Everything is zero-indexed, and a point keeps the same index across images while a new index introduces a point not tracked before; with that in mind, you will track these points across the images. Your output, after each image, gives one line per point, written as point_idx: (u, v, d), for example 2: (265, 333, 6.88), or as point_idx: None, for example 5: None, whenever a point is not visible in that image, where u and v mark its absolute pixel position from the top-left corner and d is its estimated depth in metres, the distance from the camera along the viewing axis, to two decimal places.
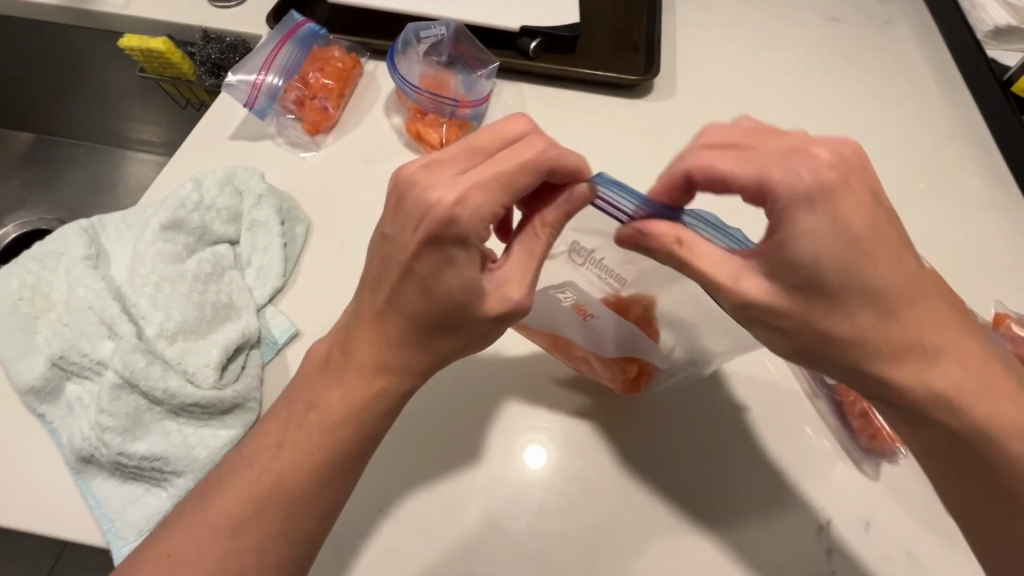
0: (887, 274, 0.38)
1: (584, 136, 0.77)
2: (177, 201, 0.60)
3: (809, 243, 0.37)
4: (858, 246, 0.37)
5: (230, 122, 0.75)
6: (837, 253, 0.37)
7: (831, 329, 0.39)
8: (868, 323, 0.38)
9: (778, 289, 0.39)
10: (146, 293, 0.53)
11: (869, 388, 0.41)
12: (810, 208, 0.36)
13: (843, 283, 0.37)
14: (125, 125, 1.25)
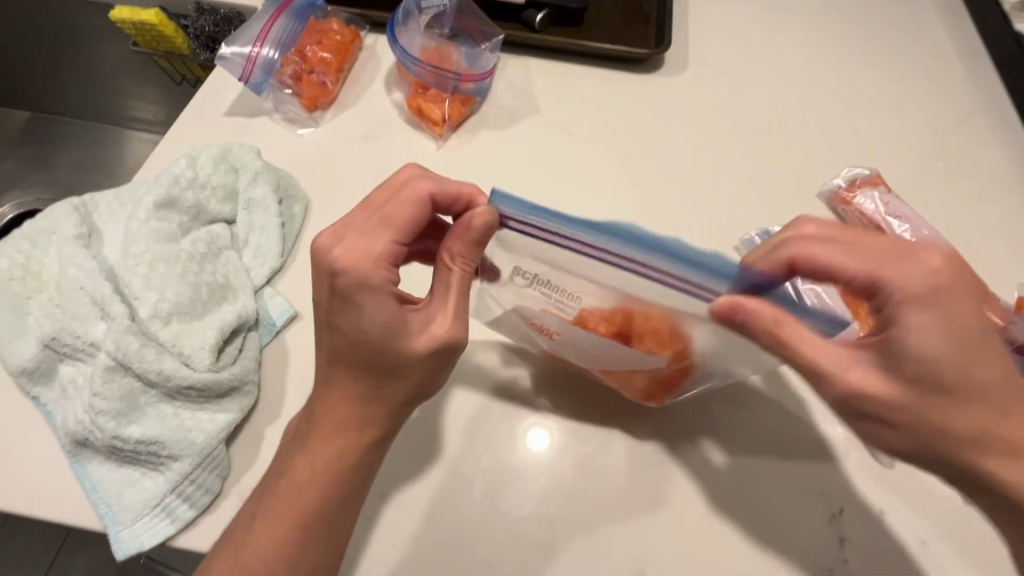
0: (984, 360, 0.38)
1: (593, 112, 0.75)
2: (170, 178, 0.58)
3: (919, 338, 0.37)
4: (967, 342, 0.38)
5: (226, 98, 0.73)
6: (942, 352, 0.37)
7: (927, 423, 0.39)
8: (977, 421, 0.38)
9: (892, 383, 0.39)
10: (140, 273, 0.51)
11: (974, 482, 0.40)
12: (923, 307, 0.38)
13: (957, 381, 0.38)
14: (121, 103, 1.22)
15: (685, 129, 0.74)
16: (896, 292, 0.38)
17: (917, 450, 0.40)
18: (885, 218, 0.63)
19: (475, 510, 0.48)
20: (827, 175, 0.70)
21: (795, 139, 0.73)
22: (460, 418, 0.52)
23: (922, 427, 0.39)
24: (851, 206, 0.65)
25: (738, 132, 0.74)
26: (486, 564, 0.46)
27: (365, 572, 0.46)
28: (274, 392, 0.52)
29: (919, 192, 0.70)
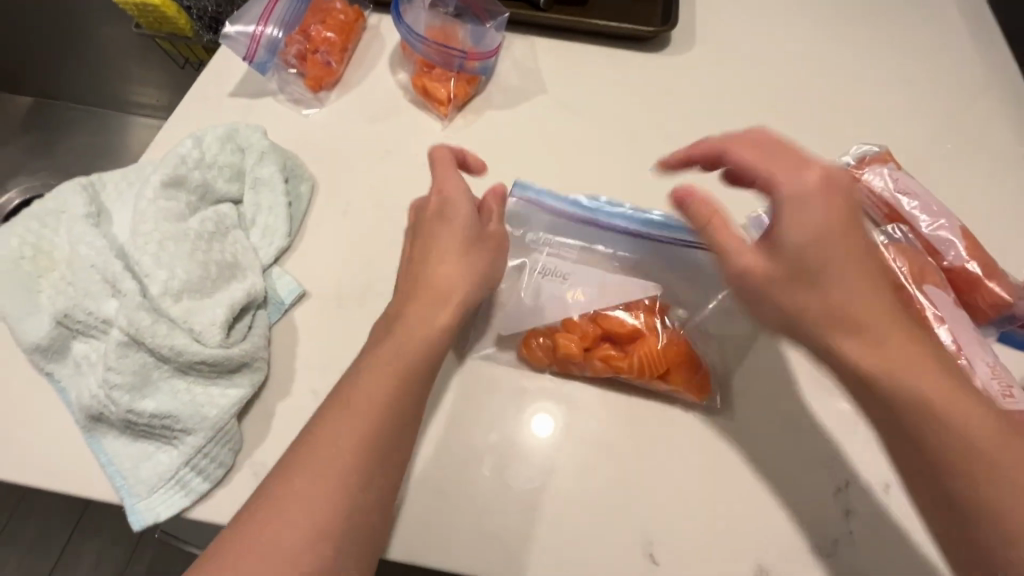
0: (878, 286, 0.41)
1: (599, 92, 0.74)
2: (177, 157, 0.58)
3: (807, 230, 0.41)
4: (848, 238, 0.41)
5: (230, 79, 0.73)
6: (817, 234, 0.41)
7: (864, 318, 0.40)
8: (845, 318, 0.40)
9: (771, 272, 0.42)
10: (149, 251, 0.51)
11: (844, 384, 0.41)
12: (803, 203, 0.41)
13: (821, 281, 0.40)
14: (124, 88, 1.22)
15: (692, 107, 0.73)
16: (774, 181, 0.43)
17: (874, 373, 0.39)
18: (895, 195, 0.62)
19: (483, 483, 0.49)
20: (835, 153, 0.69)
21: (803, 117, 0.73)
22: (467, 394, 0.53)
23: (840, 316, 0.40)
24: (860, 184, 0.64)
25: (746, 110, 0.73)
26: (495, 536, 0.47)
27: None
28: (283, 369, 0.53)
29: (928, 170, 0.69)
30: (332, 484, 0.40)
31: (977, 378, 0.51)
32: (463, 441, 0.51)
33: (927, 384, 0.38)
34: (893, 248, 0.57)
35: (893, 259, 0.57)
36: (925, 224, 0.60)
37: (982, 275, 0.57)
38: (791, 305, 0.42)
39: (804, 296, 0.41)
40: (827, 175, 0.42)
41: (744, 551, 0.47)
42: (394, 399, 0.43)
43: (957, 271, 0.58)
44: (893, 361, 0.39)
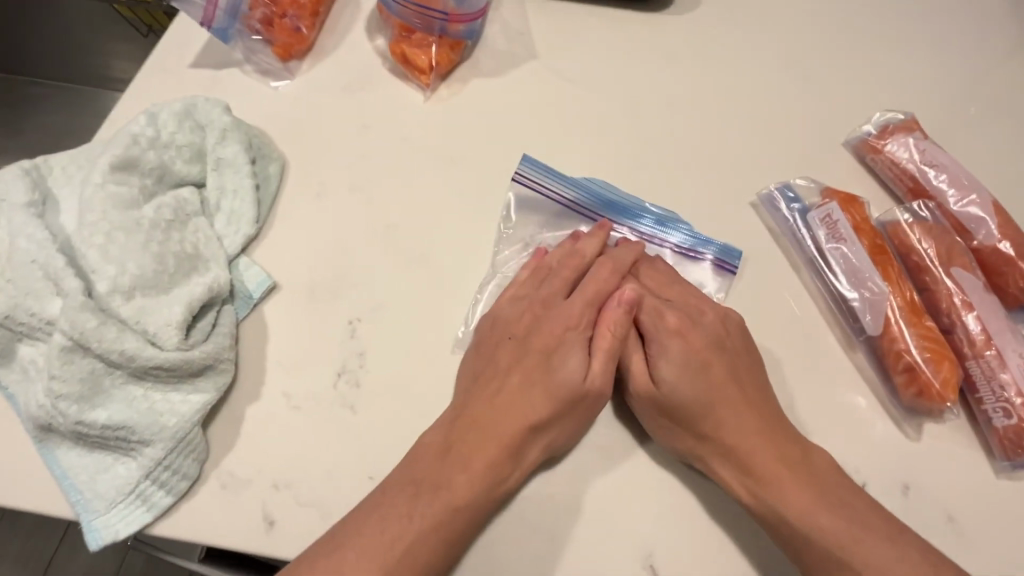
0: (743, 410, 0.45)
1: (595, 56, 0.67)
2: (128, 137, 0.52)
3: (683, 359, 0.47)
4: (718, 374, 0.46)
5: (191, 47, 0.66)
6: (703, 367, 0.46)
7: (731, 448, 0.44)
8: (722, 466, 0.44)
9: (655, 419, 0.46)
10: (97, 244, 0.47)
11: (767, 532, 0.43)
12: (661, 345, 0.47)
13: (699, 425, 0.45)
14: (93, 62, 1.15)
15: (698, 73, 0.66)
16: (659, 312, 0.49)
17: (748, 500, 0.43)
18: (920, 167, 0.57)
19: None
20: (855, 122, 0.63)
21: (820, 81, 0.66)
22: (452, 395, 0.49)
23: (712, 446, 0.44)
24: (881, 156, 0.59)
25: (757, 75, 0.66)
26: (482, 547, 0.44)
27: None
28: (253, 369, 0.49)
29: (956, 139, 0.63)
30: None
31: (1009, 371, 0.47)
32: None
33: (793, 512, 0.41)
34: (918, 228, 0.53)
35: (918, 240, 0.52)
36: (953, 199, 0.55)
37: (1015, 255, 0.52)
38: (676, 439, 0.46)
39: (690, 434, 0.45)
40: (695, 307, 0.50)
41: (751, 560, 0.44)
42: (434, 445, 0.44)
43: (987, 251, 0.53)
44: (756, 477, 0.43)
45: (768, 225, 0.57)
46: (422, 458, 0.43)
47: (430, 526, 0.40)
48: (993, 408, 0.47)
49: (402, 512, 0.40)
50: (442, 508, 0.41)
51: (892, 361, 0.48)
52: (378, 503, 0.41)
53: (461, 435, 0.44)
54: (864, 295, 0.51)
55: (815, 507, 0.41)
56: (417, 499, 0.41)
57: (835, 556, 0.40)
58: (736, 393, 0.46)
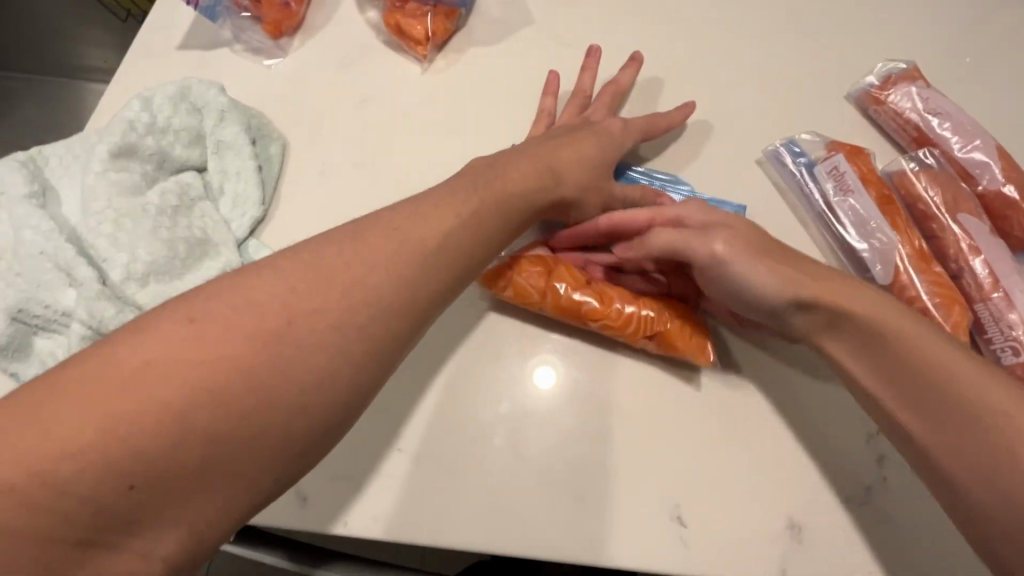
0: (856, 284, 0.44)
1: (590, 20, 0.66)
2: (125, 123, 0.51)
3: (724, 236, 0.47)
4: (769, 245, 0.47)
5: (177, 28, 0.64)
6: (745, 240, 0.46)
7: (821, 296, 0.43)
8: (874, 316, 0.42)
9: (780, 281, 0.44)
10: (104, 233, 0.47)
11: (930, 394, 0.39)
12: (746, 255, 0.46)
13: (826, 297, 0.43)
14: (73, 52, 1.11)
15: (697, 32, 0.65)
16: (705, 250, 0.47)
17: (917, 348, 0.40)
18: (924, 116, 0.57)
19: (499, 456, 0.46)
20: (856, 75, 0.63)
21: (819, 35, 0.66)
22: (473, 367, 0.49)
23: (799, 296, 0.44)
24: (884, 107, 0.59)
25: (756, 31, 0.66)
26: (514, 510, 0.45)
27: (388, 530, 0.44)
28: None
29: (955, 88, 0.63)
30: (202, 362, 0.31)
31: (1016, 311, 0.48)
32: (474, 417, 0.47)
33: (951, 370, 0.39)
34: (923, 176, 0.53)
35: (924, 188, 0.53)
36: (957, 146, 0.56)
37: (1018, 198, 0.52)
38: (765, 303, 0.46)
39: (777, 292, 0.44)
40: (686, 210, 0.49)
41: (774, 506, 0.45)
42: (349, 292, 0.36)
43: (991, 196, 0.54)
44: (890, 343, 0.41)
45: (775, 181, 0.57)
46: (296, 261, 0.36)
47: (323, 398, 0.34)
48: (1002, 346, 0.48)
49: (275, 360, 0.33)
50: (336, 359, 0.35)
51: (905, 306, 0.49)
52: (221, 296, 0.34)
53: (360, 242, 0.38)
54: (874, 245, 0.51)
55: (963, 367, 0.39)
56: (280, 301, 0.34)
57: (959, 401, 0.38)
58: (790, 253, 0.47)
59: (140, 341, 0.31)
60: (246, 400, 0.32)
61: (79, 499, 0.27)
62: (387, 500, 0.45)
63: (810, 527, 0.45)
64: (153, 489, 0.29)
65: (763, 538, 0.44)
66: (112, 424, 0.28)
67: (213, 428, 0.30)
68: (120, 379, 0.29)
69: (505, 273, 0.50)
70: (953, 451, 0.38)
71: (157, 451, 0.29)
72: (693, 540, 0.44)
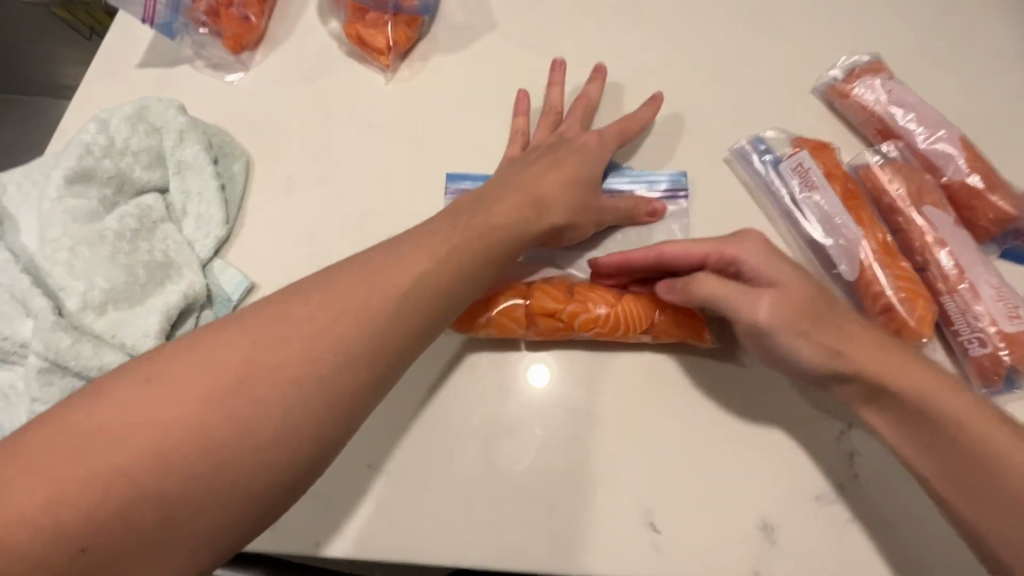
0: (874, 343, 0.43)
1: (554, 22, 0.66)
2: (81, 146, 0.50)
3: (771, 300, 0.44)
4: (820, 302, 0.44)
5: (136, 46, 0.63)
6: (794, 302, 0.44)
7: (864, 369, 0.42)
8: (900, 384, 0.41)
9: (813, 352, 0.43)
10: (61, 261, 0.46)
11: (950, 456, 0.39)
12: (774, 333, 0.44)
13: (853, 367, 0.42)
14: (43, 70, 1.10)
15: (661, 31, 0.65)
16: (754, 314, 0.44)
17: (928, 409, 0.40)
18: (888, 109, 0.57)
19: (468, 469, 0.46)
20: (822, 67, 0.63)
21: (785, 28, 0.65)
22: (442, 380, 0.49)
23: (840, 369, 0.42)
24: (849, 100, 0.59)
25: (722, 27, 0.65)
26: (486, 523, 0.44)
27: (357, 547, 0.44)
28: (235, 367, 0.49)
29: (921, 78, 0.63)
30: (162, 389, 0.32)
31: (982, 303, 0.48)
32: (443, 429, 0.47)
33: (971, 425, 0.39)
34: (888, 170, 0.54)
35: (889, 181, 0.53)
36: (921, 137, 0.56)
37: (983, 188, 0.52)
38: (806, 373, 0.44)
39: (819, 362, 0.43)
40: (750, 250, 0.46)
41: (744, 508, 0.45)
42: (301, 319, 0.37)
43: (956, 186, 0.54)
44: (911, 416, 0.41)
45: (742, 179, 0.57)
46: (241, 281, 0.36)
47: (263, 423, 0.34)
48: (969, 338, 0.48)
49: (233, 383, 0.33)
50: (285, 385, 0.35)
51: (871, 302, 0.49)
52: (180, 354, 0.34)
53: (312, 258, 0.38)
54: (839, 241, 0.51)
55: (988, 428, 0.39)
56: None
57: (975, 455, 0.39)
58: (835, 309, 0.44)
59: (101, 403, 0.32)
60: (196, 459, 0.31)
61: (39, 562, 0.28)
62: (355, 518, 0.45)
63: (782, 528, 0.45)
64: (105, 552, 0.29)
65: (734, 541, 0.44)
66: (69, 490, 0.29)
67: (164, 490, 0.31)
68: (78, 446, 0.30)
69: (480, 314, 0.49)
70: (992, 528, 0.38)
71: (109, 516, 0.30)
72: (666, 545, 0.44)
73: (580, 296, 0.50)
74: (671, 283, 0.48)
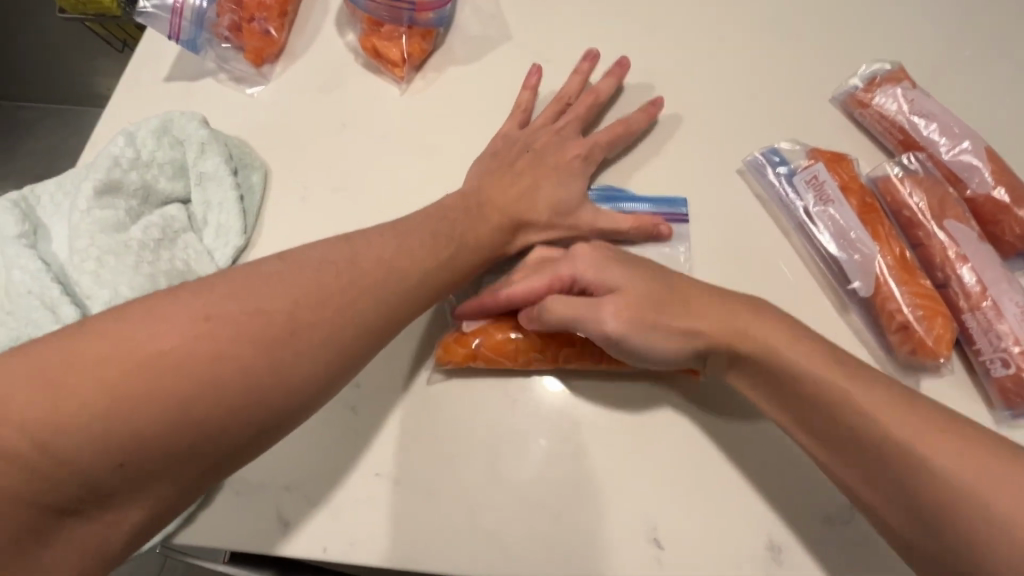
0: (762, 321, 0.43)
1: (568, 32, 0.66)
2: (109, 159, 0.53)
3: (614, 309, 0.45)
4: (655, 286, 0.46)
5: (164, 61, 0.66)
6: (629, 302, 0.45)
7: (717, 340, 0.44)
8: (786, 357, 0.41)
9: (674, 343, 0.44)
10: (88, 269, 0.49)
11: (845, 441, 0.39)
12: (638, 340, 0.45)
13: (734, 349, 0.43)
14: (81, 81, 1.15)
15: (675, 42, 0.64)
16: (598, 322, 0.46)
17: (822, 389, 0.40)
18: (910, 119, 0.56)
19: (475, 479, 0.46)
20: (842, 76, 0.61)
21: (803, 35, 0.64)
22: (450, 391, 0.50)
23: (697, 347, 0.44)
24: (869, 110, 0.57)
25: (739, 36, 0.64)
26: (489, 534, 0.45)
27: (365, 552, 0.45)
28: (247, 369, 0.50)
29: (950, 87, 0.61)
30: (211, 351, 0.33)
31: (1006, 322, 0.46)
32: (450, 439, 0.48)
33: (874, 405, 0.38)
34: (908, 183, 0.52)
35: (908, 194, 0.52)
36: (944, 148, 0.54)
37: (1010, 202, 0.51)
38: (670, 362, 0.45)
39: (677, 349, 0.44)
40: (578, 267, 0.48)
41: (752, 526, 0.45)
42: (313, 330, 0.37)
43: (981, 200, 0.52)
44: (799, 403, 0.41)
45: (756, 191, 0.56)
46: (255, 291, 0.37)
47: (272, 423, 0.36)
48: (991, 358, 0.46)
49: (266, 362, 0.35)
50: (293, 393, 0.36)
51: (887, 320, 0.48)
52: (214, 303, 0.35)
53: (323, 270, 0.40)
54: (854, 257, 0.50)
55: (888, 408, 0.38)
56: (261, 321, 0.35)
57: (875, 440, 0.37)
58: (678, 291, 0.46)
59: (154, 329, 0.33)
60: (237, 394, 0.34)
61: (74, 476, 0.29)
62: (361, 522, 0.46)
63: (790, 547, 0.44)
64: (141, 467, 0.31)
65: (740, 559, 0.44)
66: (113, 423, 0.30)
67: (203, 419, 0.32)
68: (127, 366, 0.31)
69: (465, 347, 0.49)
70: (869, 481, 0.38)
71: (153, 435, 0.31)
72: (670, 561, 0.44)
73: (561, 325, 0.50)
74: (530, 315, 0.48)
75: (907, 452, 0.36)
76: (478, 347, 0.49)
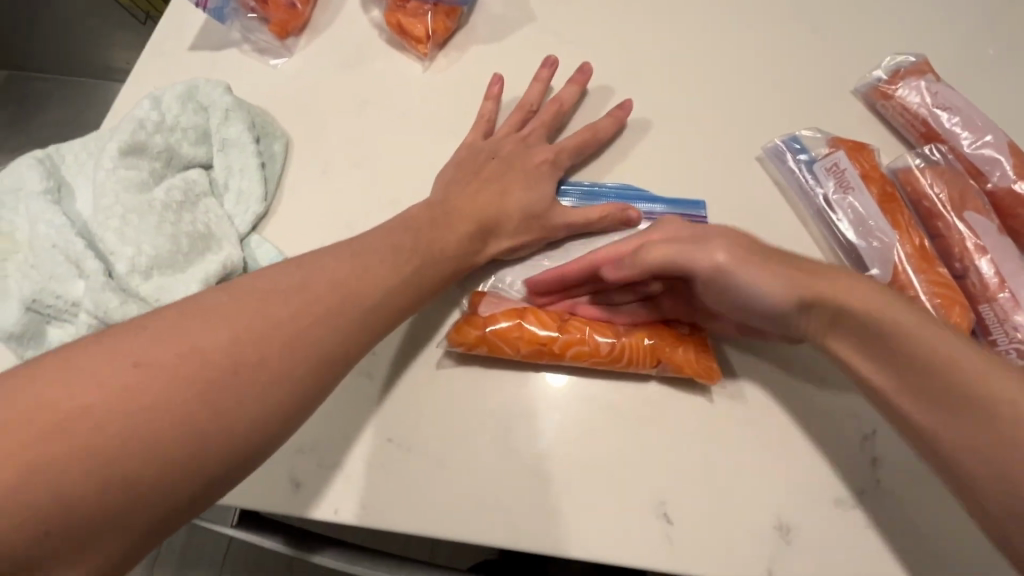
0: (854, 280, 0.44)
1: (590, 17, 0.66)
2: (134, 121, 0.53)
3: (722, 247, 0.46)
4: (761, 245, 0.47)
5: (189, 30, 0.66)
6: (738, 244, 0.46)
7: (819, 295, 0.43)
8: (875, 308, 0.42)
9: (784, 291, 0.44)
10: (112, 227, 0.49)
11: (948, 396, 0.38)
12: (740, 282, 0.45)
13: (825, 299, 0.43)
14: (99, 55, 1.15)
15: (698, 30, 0.64)
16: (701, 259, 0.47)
17: (923, 343, 0.40)
18: (932, 111, 0.56)
19: (487, 449, 0.47)
20: (864, 69, 0.61)
21: (826, 27, 0.64)
22: (464, 363, 0.50)
23: (801, 297, 0.44)
24: (892, 101, 0.57)
25: (762, 26, 0.64)
26: (500, 503, 0.45)
27: (376, 516, 0.45)
28: None
29: (972, 82, 0.61)
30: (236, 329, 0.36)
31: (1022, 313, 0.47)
32: (465, 410, 0.48)
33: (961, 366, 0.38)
34: (930, 173, 0.52)
35: (929, 185, 0.52)
36: (966, 142, 0.54)
37: None
38: (772, 310, 0.45)
39: (784, 295, 0.44)
40: (672, 228, 0.49)
41: (762, 505, 0.45)
42: None
43: (1001, 193, 0.52)
44: (899, 356, 0.40)
45: (774, 178, 0.56)
46: None
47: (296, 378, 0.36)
48: (1006, 349, 0.46)
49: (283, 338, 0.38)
50: None
51: None
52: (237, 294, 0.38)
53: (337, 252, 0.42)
54: (872, 244, 0.50)
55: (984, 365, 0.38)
56: None
57: (977, 394, 0.37)
58: (780, 252, 0.47)
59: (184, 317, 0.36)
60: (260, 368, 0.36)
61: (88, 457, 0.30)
62: (373, 488, 0.46)
63: (799, 527, 0.44)
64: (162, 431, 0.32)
65: (749, 538, 0.44)
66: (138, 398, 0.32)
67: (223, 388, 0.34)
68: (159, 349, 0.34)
69: (476, 330, 0.49)
70: (970, 446, 0.37)
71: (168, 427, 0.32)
72: (678, 538, 0.44)
73: (575, 326, 0.49)
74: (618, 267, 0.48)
75: (1002, 403, 0.37)
76: (488, 331, 0.49)
